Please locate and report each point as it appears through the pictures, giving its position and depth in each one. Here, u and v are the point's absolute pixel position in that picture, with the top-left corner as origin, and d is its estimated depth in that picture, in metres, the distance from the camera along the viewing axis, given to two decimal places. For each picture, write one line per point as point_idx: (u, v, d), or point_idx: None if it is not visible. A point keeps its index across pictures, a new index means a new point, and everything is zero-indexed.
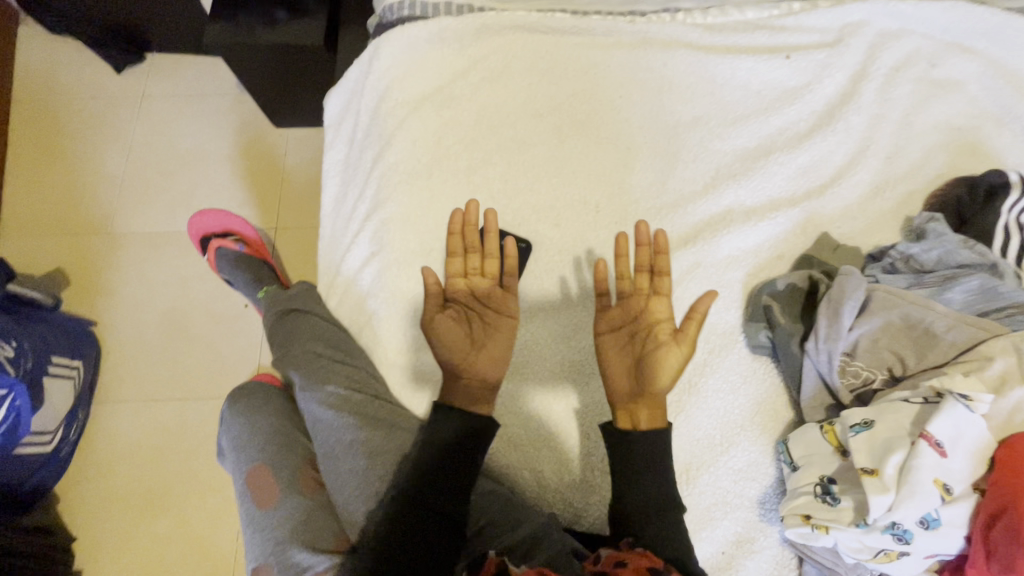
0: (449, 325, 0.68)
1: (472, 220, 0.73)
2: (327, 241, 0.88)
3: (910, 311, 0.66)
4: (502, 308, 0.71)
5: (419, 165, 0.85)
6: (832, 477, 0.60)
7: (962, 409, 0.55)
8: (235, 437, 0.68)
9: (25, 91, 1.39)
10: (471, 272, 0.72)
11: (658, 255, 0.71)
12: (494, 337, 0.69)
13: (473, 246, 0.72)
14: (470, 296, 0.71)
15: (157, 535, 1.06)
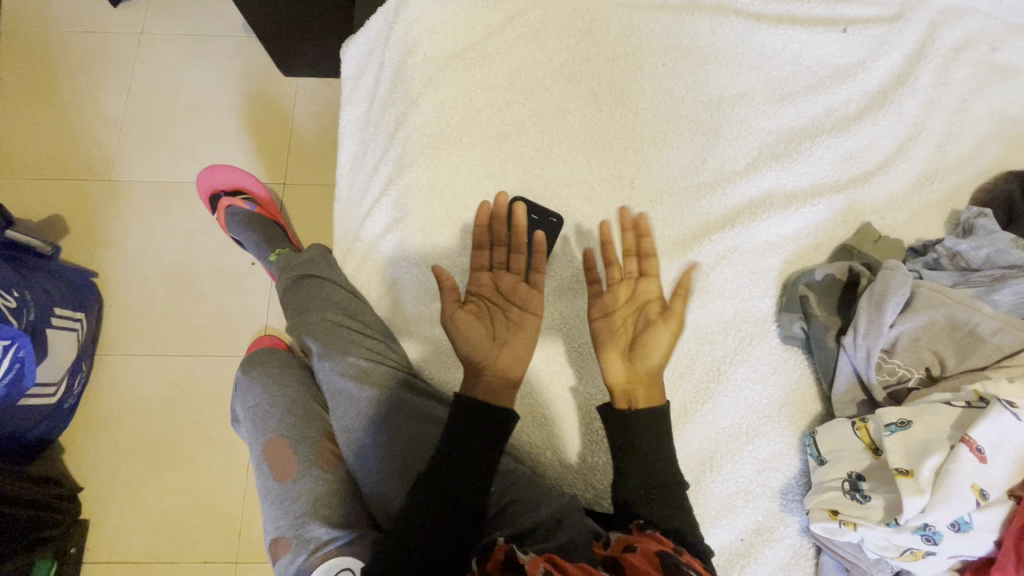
0: (470, 320, 0.65)
1: (499, 215, 0.71)
2: (346, 204, 0.83)
3: (957, 311, 0.64)
4: (526, 304, 0.66)
5: (448, 128, 0.80)
6: (861, 473, 0.61)
7: (1008, 416, 0.54)
8: (252, 407, 0.66)
9: (15, 22, 1.30)
10: (497, 267, 0.69)
11: (643, 240, 0.72)
12: (517, 337, 0.65)
13: (500, 240, 0.70)
14: (495, 292, 0.67)
15: (166, 489, 1.07)
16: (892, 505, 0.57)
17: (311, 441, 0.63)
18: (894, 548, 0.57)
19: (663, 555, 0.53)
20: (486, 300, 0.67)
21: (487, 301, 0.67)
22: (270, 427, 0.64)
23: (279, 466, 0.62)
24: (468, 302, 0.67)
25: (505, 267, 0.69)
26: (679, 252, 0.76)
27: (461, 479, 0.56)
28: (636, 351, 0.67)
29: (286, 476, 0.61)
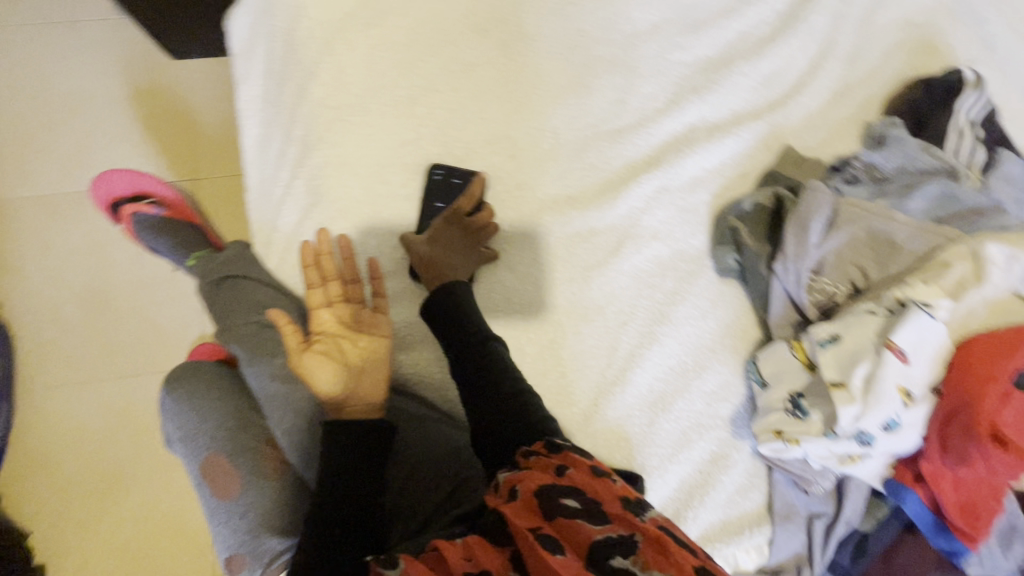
0: (321, 359, 0.58)
1: (327, 251, 0.64)
2: (256, 193, 0.77)
3: (875, 223, 0.67)
4: (374, 329, 0.63)
5: (352, 97, 0.74)
6: (801, 390, 0.64)
7: (924, 317, 0.57)
8: (182, 427, 0.61)
9: None
10: (335, 301, 0.63)
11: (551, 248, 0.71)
12: (373, 362, 0.61)
13: (332, 275, 0.64)
14: (337, 326, 0.61)
15: (120, 520, 1.01)
16: (830, 417, 0.60)
17: (253, 451, 0.60)
18: (835, 456, 0.61)
19: (541, 493, 0.50)
20: (331, 335, 0.61)
21: (336, 338, 0.60)
22: (205, 445, 0.60)
23: (219, 484, 0.58)
24: (312, 342, 0.59)
25: (344, 300, 0.63)
26: (609, 199, 0.75)
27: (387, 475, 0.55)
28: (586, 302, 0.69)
29: (228, 494, 0.58)
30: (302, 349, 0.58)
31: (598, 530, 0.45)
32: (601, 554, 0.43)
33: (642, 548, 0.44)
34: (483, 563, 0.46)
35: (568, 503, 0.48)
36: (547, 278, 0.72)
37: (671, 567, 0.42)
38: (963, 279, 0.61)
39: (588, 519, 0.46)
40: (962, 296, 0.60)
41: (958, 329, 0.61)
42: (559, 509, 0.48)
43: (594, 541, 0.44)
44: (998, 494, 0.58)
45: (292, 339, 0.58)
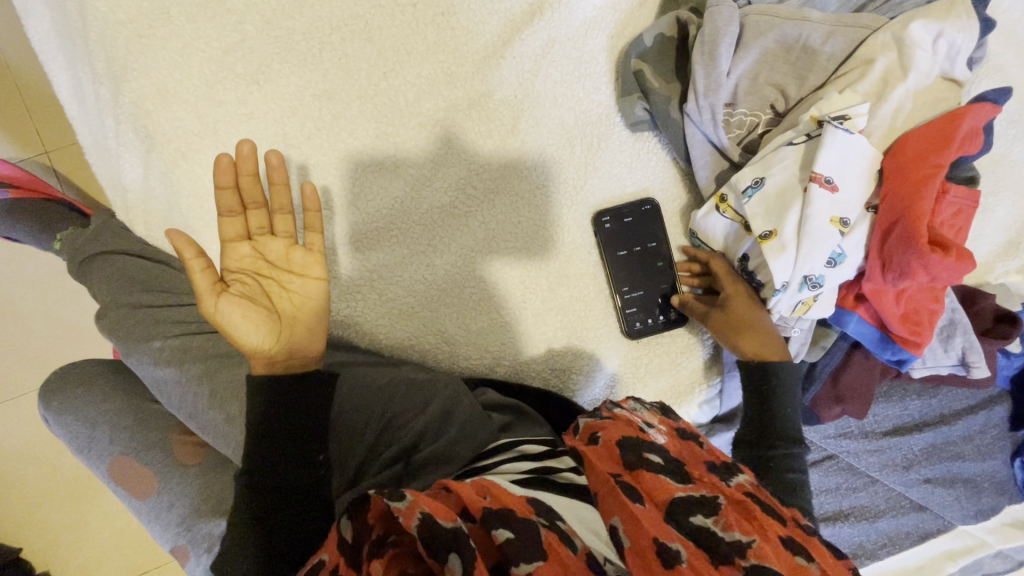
0: (240, 307, 0.49)
1: (249, 169, 0.51)
2: (93, 152, 0.65)
3: (787, 30, 0.58)
4: (306, 270, 0.52)
5: (147, 2, 0.59)
6: (745, 254, 0.61)
7: (842, 135, 0.51)
8: (76, 440, 0.56)
9: None
10: (257, 233, 0.52)
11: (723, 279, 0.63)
12: (306, 307, 0.52)
13: (254, 201, 0.52)
14: (261, 263, 0.52)
15: (98, 520, 0.98)
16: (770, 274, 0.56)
17: (161, 443, 0.55)
18: (785, 308, 0.57)
19: (625, 442, 0.44)
20: (255, 275, 0.52)
21: (256, 279, 0.51)
22: (104, 452, 0.55)
23: (135, 484, 0.54)
24: (229, 282, 0.51)
25: (269, 232, 0.53)
26: (492, 67, 0.64)
27: (294, 446, 0.49)
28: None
29: (144, 494, 0.53)
30: (216, 292, 0.49)
31: (680, 487, 0.40)
32: (681, 508, 0.38)
33: (727, 509, 0.38)
34: (505, 500, 0.36)
35: (652, 459, 0.42)
36: (440, 176, 0.63)
37: (755, 531, 0.37)
38: (886, 75, 0.55)
39: (673, 472, 0.41)
40: (887, 95, 0.54)
41: (886, 134, 0.55)
42: (642, 461, 0.42)
43: (674, 498, 0.38)
44: (937, 296, 0.57)
45: (201, 280, 0.48)
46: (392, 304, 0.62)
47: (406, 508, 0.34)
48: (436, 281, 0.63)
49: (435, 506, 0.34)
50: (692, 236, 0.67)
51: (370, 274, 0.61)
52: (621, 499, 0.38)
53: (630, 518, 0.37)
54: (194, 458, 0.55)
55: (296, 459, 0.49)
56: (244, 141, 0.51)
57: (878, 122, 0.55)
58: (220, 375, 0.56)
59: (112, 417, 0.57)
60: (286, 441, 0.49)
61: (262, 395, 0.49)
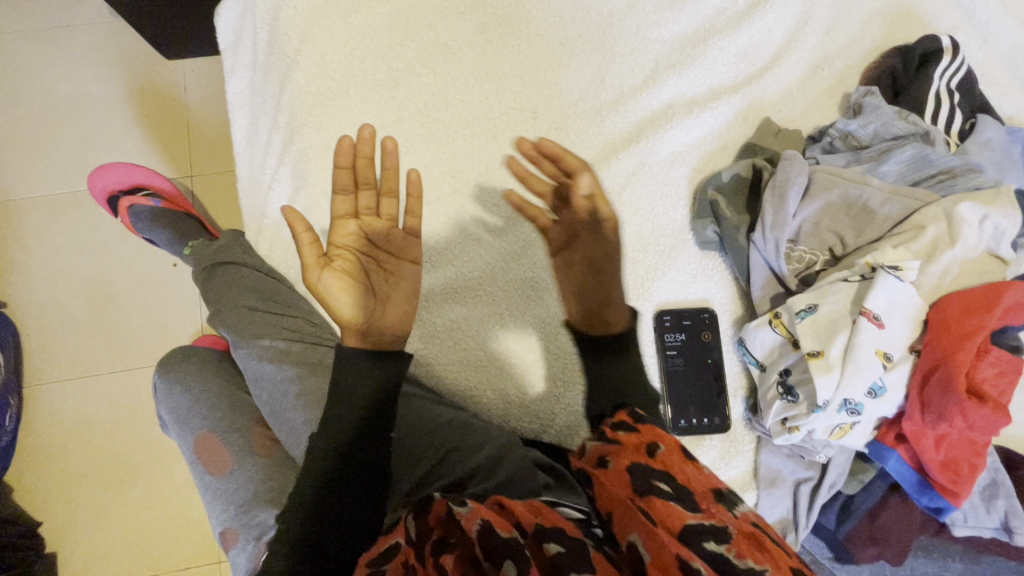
0: (346, 279, 0.61)
1: (366, 151, 0.65)
2: (246, 182, 0.78)
3: (849, 189, 0.67)
4: (403, 251, 0.66)
5: (333, 82, 0.75)
6: (788, 368, 0.64)
7: (893, 280, 0.57)
8: (173, 407, 0.66)
9: None
10: (363, 212, 0.65)
11: (562, 163, 0.74)
12: (398, 288, 0.65)
13: (365, 182, 0.65)
14: (361, 241, 0.64)
15: (132, 501, 1.11)
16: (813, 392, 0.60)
17: (244, 431, 0.64)
18: (823, 428, 0.61)
19: (634, 468, 0.53)
20: (357, 252, 0.63)
21: (357, 253, 0.63)
22: (196, 423, 0.65)
23: (214, 461, 0.63)
24: (332, 256, 0.62)
25: (371, 212, 0.65)
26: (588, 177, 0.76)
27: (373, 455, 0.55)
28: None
29: (220, 469, 0.62)
30: (323, 265, 0.61)
31: (689, 512, 0.46)
32: (693, 532, 0.44)
33: (738, 539, 0.44)
34: (553, 521, 0.42)
35: (660, 485, 0.50)
36: (527, 255, 0.72)
37: (768, 561, 0.42)
38: (936, 240, 0.62)
39: (681, 498, 0.48)
40: (935, 257, 0.61)
41: (933, 290, 0.61)
42: (651, 487, 0.50)
43: (687, 522, 0.45)
44: (979, 450, 0.59)
45: (312, 254, 0.60)
46: (464, 356, 0.70)
47: (468, 514, 0.43)
48: (505, 343, 0.70)
49: (487, 514, 0.42)
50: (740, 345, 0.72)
51: (451, 325, 0.70)
52: (637, 518, 0.46)
53: (649, 535, 0.43)
54: (266, 449, 0.64)
55: (367, 461, 0.54)
56: (366, 128, 0.65)
57: (927, 278, 0.61)
58: (310, 382, 0.64)
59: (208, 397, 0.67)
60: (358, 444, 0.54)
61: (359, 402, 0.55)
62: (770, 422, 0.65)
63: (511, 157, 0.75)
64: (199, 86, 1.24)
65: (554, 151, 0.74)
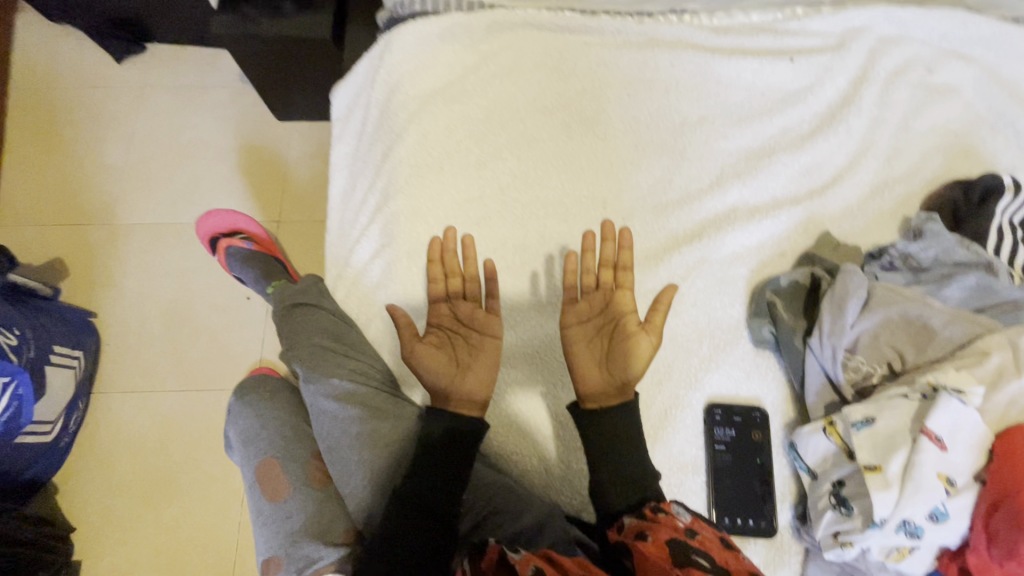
0: (430, 350, 0.70)
1: (450, 246, 0.76)
2: (336, 234, 0.88)
3: (909, 308, 0.69)
4: (486, 328, 0.72)
5: (430, 158, 0.85)
6: (840, 479, 0.63)
7: (956, 402, 0.57)
8: (245, 431, 0.74)
9: (37, 85, 1.47)
10: (454, 296, 0.74)
11: (624, 250, 0.73)
12: (479, 360, 0.70)
13: (453, 271, 0.75)
14: (453, 320, 0.73)
15: (162, 521, 1.13)
16: (868, 509, 0.59)
17: (301, 463, 0.71)
18: (878, 548, 0.59)
19: (674, 543, 0.55)
20: (448, 330, 0.73)
21: (446, 331, 0.73)
22: (264, 449, 0.72)
23: (272, 488, 0.70)
24: (426, 334, 0.72)
25: (460, 295, 0.75)
26: (650, 266, 0.80)
27: (432, 491, 0.63)
28: (615, 361, 0.69)
29: (279, 495, 0.69)
30: (414, 341, 0.70)
31: None
32: None
33: None
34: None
35: (699, 561, 0.53)
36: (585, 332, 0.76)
37: None
38: (1002, 367, 0.62)
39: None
40: (1001, 385, 0.61)
41: (999, 419, 0.60)
42: (690, 562, 0.53)
43: None
44: None
45: (407, 332, 0.70)
46: (513, 419, 0.73)
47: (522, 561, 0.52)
48: (554, 412, 0.73)
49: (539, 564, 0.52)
50: (790, 449, 0.71)
51: (506, 387, 0.74)
52: None
53: None
54: (320, 483, 0.70)
55: (439, 491, 0.63)
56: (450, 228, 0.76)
57: (993, 406, 0.61)
58: (372, 425, 0.68)
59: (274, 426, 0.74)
60: (436, 482, 0.63)
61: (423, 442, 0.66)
62: (820, 534, 0.63)
63: (592, 231, 0.74)
64: (302, 146, 1.40)
65: (623, 237, 0.73)
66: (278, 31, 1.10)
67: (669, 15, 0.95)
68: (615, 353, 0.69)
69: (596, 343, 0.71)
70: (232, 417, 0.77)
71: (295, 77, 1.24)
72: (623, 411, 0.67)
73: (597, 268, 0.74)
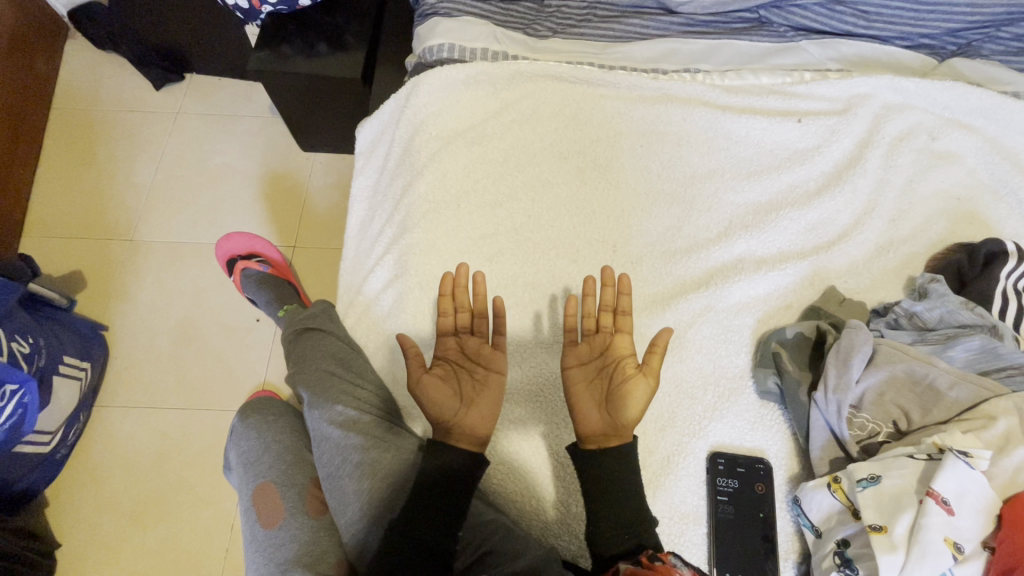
0: (436, 381, 0.70)
1: (462, 282, 0.77)
2: (351, 262, 0.91)
3: (914, 366, 0.69)
4: (490, 364, 0.72)
5: (448, 195, 0.89)
6: (846, 539, 0.61)
7: (963, 465, 0.57)
8: (246, 453, 0.75)
9: (77, 106, 1.55)
10: (461, 331, 0.76)
11: (622, 295, 0.75)
12: (483, 396, 0.71)
13: (463, 306, 0.77)
14: (460, 354, 0.74)
15: (147, 543, 1.11)
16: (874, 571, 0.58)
17: (298, 489, 0.71)
18: None
19: None
20: (453, 363, 0.74)
21: (452, 365, 0.73)
22: (262, 472, 0.73)
23: (268, 513, 0.69)
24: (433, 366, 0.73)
25: (468, 330, 0.76)
26: (657, 311, 0.82)
27: (428, 526, 0.63)
28: (613, 405, 0.69)
29: (273, 520, 0.69)
30: (422, 371, 0.70)
31: None
32: None
33: None
34: None
35: None
36: None
37: None
38: (1008, 433, 0.62)
39: None
40: (1007, 451, 0.61)
41: (1007, 485, 0.60)
42: None
43: None
44: None
45: (415, 363, 0.70)
46: (512, 459, 0.72)
47: None
48: (554, 453, 0.73)
49: None
50: (794, 506, 0.70)
51: (506, 424, 0.74)
52: None
53: None
54: (315, 512, 0.70)
55: (434, 527, 0.63)
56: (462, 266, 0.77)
57: (1000, 471, 0.60)
58: (372, 454, 0.68)
59: (276, 448, 0.76)
60: (433, 518, 0.64)
61: (422, 474, 0.65)
62: None
63: (591, 276, 0.76)
64: (323, 176, 1.45)
65: (622, 283, 0.75)
66: (312, 69, 1.17)
67: (683, 73, 1.00)
68: (613, 397, 0.69)
69: (597, 385, 0.71)
70: (235, 439, 0.78)
71: (324, 112, 1.30)
72: (625, 454, 0.67)
73: (598, 313, 0.76)
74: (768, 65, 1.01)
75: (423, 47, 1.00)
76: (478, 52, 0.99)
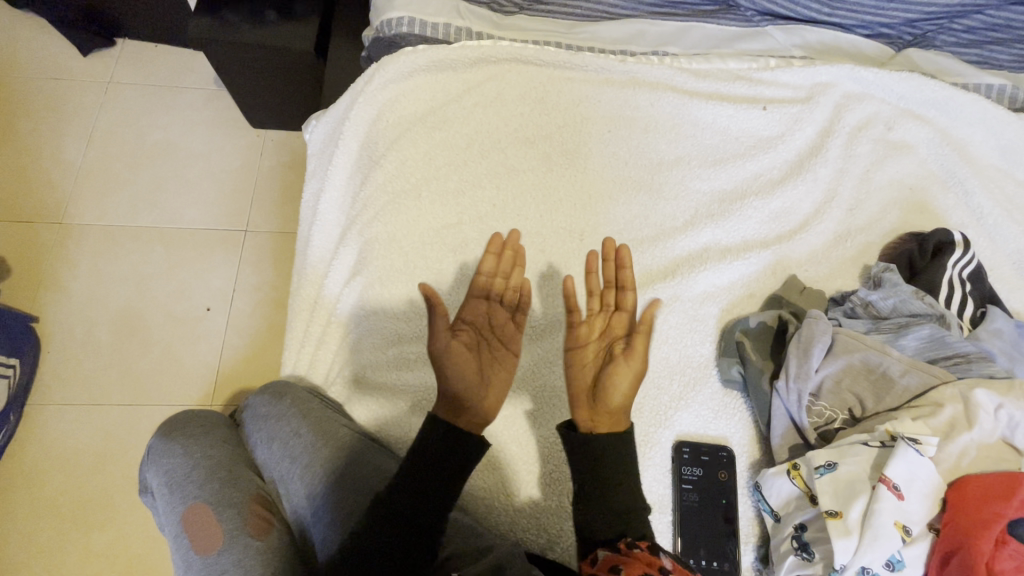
0: (460, 350, 0.68)
1: (511, 247, 0.75)
2: (308, 251, 0.86)
3: (870, 355, 0.71)
4: (512, 342, 0.72)
5: (408, 183, 0.85)
6: (803, 523, 0.64)
7: (913, 452, 0.59)
8: (170, 473, 0.70)
9: None
10: (492, 298, 0.73)
11: (623, 268, 0.74)
12: (498, 375, 0.70)
13: (501, 273, 0.74)
14: (485, 324, 0.72)
15: (92, 548, 1.05)
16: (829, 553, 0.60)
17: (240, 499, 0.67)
18: None
19: None
20: (478, 331, 0.72)
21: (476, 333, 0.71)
22: (191, 494, 0.68)
23: (199, 534, 0.65)
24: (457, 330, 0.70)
25: (499, 298, 0.74)
26: None
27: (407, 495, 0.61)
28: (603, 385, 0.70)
29: (210, 547, 0.64)
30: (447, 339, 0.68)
31: None
32: None
33: None
34: None
35: None
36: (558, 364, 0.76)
37: None
38: (954, 419, 0.65)
39: None
40: (953, 436, 0.64)
41: (950, 468, 0.63)
42: None
43: None
44: None
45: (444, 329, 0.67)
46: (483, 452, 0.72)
47: None
48: (525, 447, 0.72)
49: None
50: (754, 490, 0.72)
51: None
52: None
53: None
54: (256, 528, 0.65)
55: (411, 495, 0.61)
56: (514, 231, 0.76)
57: (945, 455, 0.63)
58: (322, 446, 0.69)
59: (210, 462, 0.71)
60: (411, 489, 0.61)
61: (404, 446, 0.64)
62: None
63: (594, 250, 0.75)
64: (274, 156, 1.36)
65: (622, 257, 0.74)
66: (259, 40, 1.08)
67: (650, 56, 0.98)
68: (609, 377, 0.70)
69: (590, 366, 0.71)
70: (154, 463, 0.72)
71: (274, 86, 1.21)
72: (594, 448, 0.66)
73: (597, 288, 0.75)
74: (734, 50, 1.00)
75: (381, 20, 0.94)
76: (439, 28, 0.94)
